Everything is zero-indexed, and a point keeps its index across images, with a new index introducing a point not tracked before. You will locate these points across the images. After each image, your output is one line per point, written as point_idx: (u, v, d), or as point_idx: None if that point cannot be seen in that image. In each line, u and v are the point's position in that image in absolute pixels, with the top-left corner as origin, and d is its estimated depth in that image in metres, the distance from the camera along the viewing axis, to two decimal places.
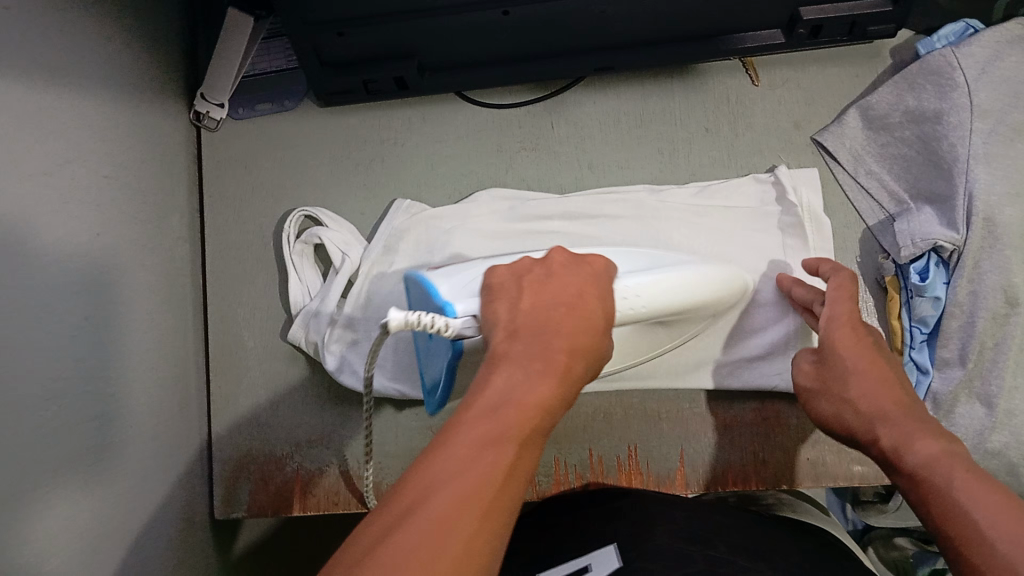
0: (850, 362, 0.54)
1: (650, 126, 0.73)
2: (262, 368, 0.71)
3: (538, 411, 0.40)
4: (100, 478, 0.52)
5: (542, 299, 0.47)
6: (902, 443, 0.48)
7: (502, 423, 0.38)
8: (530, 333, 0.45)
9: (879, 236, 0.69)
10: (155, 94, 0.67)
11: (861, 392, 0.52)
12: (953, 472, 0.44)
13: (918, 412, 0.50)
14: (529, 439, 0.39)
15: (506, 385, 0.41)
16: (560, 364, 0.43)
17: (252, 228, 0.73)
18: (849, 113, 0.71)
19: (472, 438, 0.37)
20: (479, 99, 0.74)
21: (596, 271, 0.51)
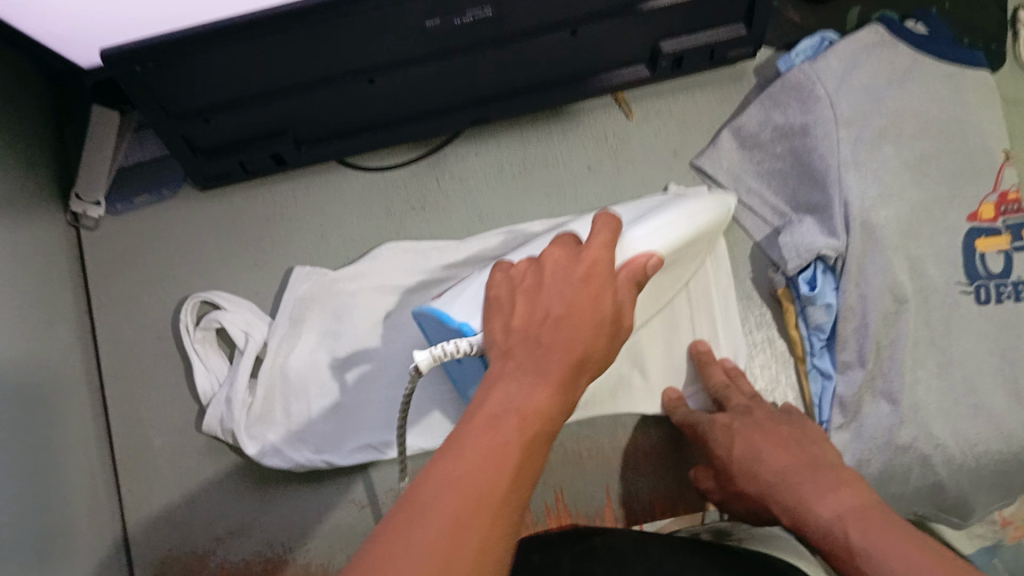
0: (727, 452, 0.58)
1: (533, 170, 0.73)
2: (172, 465, 0.69)
3: (541, 420, 0.38)
4: None
5: (536, 307, 0.44)
6: (804, 509, 0.51)
7: (504, 433, 0.36)
8: (523, 345, 0.42)
9: (767, 250, 0.71)
10: (29, 202, 0.66)
11: (747, 466, 0.57)
12: (852, 532, 0.46)
13: (805, 467, 0.53)
14: (529, 455, 0.37)
15: (506, 396, 0.38)
16: (561, 372, 0.40)
17: (146, 323, 0.71)
18: (723, 136, 0.72)
19: (475, 449, 0.36)
20: (357, 164, 0.74)
21: (595, 254, 0.46)
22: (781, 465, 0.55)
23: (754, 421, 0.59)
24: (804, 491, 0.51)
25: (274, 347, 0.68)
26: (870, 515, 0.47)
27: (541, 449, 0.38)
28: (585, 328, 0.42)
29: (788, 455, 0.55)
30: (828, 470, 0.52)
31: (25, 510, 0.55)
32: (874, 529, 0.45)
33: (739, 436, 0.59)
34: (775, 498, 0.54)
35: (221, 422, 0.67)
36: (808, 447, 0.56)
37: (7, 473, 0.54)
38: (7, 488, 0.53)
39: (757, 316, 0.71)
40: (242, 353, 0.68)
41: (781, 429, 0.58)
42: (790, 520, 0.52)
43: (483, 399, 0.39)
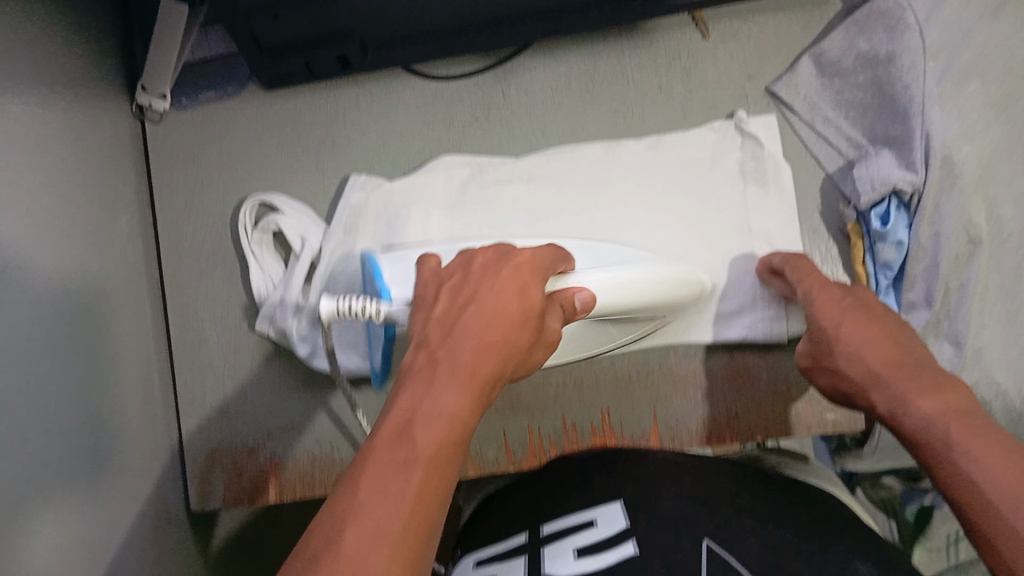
0: (833, 328, 0.55)
1: (601, 89, 0.71)
2: (225, 361, 0.70)
3: (453, 423, 0.39)
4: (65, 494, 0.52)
5: (458, 297, 0.47)
6: (899, 407, 0.48)
7: (415, 443, 0.37)
8: (441, 345, 0.43)
9: (839, 183, 0.69)
10: (95, 90, 0.66)
11: (846, 350, 0.54)
12: (954, 429, 0.44)
13: (906, 364, 0.51)
14: (444, 455, 0.38)
15: (416, 401, 0.39)
16: (467, 369, 0.42)
17: (204, 220, 0.72)
18: (802, 62, 0.70)
19: (392, 457, 0.36)
20: (424, 71, 0.72)
21: (522, 261, 0.49)
22: (885, 356, 0.52)
23: (863, 311, 0.55)
24: (905, 386, 0.49)
25: (332, 253, 0.68)
26: (968, 419, 0.44)
27: (454, 443, 0.39)
28: (499, 328, 0.45)
29: (893, 346, 0.52)
30: (930, 369, 0.49)
31: (78, 391, 0.55)
32: (970, 428, 0.44)
33: (850, 321, 0.55)
34: (873, 386, 0.51)
35: (272, 322, 0.68)
36: (912, 344, 0.53)
37: (63, 355, 0.54)
38: (62, 368, 0.54)
39: (823, 252, 0.69)
40: (298, 258, 0.68)
41: (886, 320, 0.55)
42: (887, 410, 0.50)
43: (394, 405, 0.40)
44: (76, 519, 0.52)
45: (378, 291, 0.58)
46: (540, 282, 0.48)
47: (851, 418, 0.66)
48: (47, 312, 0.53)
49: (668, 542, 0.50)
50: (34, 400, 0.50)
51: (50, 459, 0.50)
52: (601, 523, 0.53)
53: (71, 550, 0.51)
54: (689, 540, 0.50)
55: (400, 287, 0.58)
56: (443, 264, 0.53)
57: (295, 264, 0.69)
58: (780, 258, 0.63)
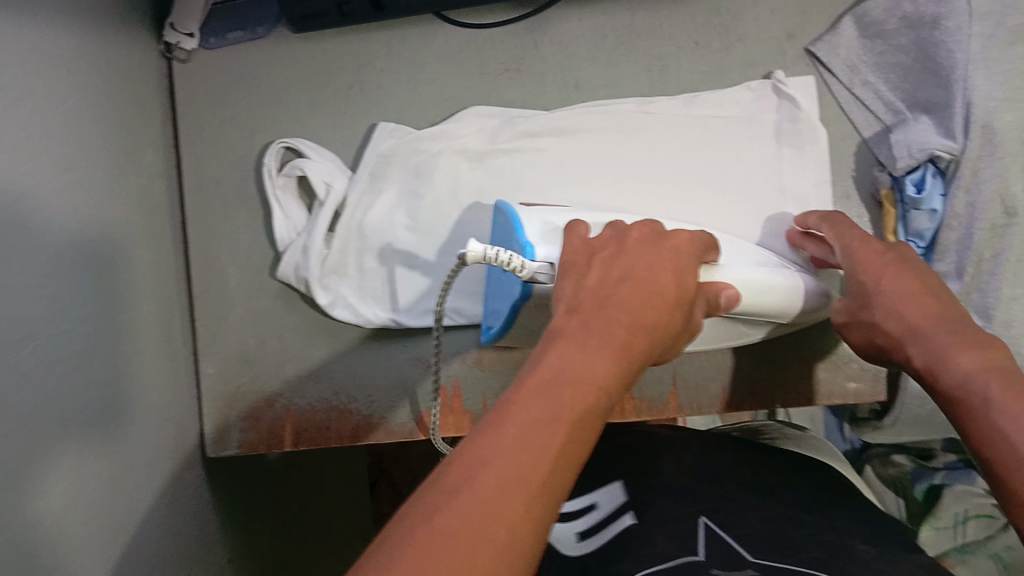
0: (875, 283, 0.54)
1: (636, 43, 0.70)
2: (247, 305, 0.70)
3: (598, 388, 0.37)
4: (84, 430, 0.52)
5: (614, 270, 0.45)
6: (938, 364, 0.48)
7: (563, 399, 0.35)
8: (593, 310, 0.42)
9: (875, 149, 0.67)
10: (123, 25, 0.65)
11: (886, 305, 0.53)
12: (991, 388, 0.44)
13: (949, 320, 0.50)
14: (589, 417, 0.36)
15: (566, 360, 0.38)
16: (619, 339, 0.40)
17: (230, 162, 0.71)
18: (843, 22, 0.68)
19: (541, 409, 0.34)
20: (456, 19, 0.71)
21: (675, 244, 0.48)
22: (925, 310, 0.52)
23: (903, 264, 0.55)
24: (946, 341, 0.49)
25: (357, 201, 0.68)
26: (1010, 378, 0.44)
27: (599, 408, 0.37)
28: (651, 303, 0.43)
29: (934, 304, 0.52)
30: (973, 328, 0.49)
31: (99, 328, 0.55)
32: (1013, 388, 0.44)
33: (891, 272, 0.54)
34: (909, 340, 0.51)
35: (296, 268, 0.67)
36: (951, 302, 0.52)
37: (85, 291, 0.54)
38: (84, 304, 0.53)
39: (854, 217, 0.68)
40: (322, 204, 0.67)
41: (926, 275, 0.54)
42: (924, 365, 0.50)
43: (541, 359, 0.38)
44: (96, 455, 0.52)
45: (520, 247, 0.53)
46: (694, 270, 0.47)
47: (872, 389, 0.66)
48: (69, 247, 0.53)
49: (663, 514, 0.50)
50: (55, 335, 0.50)
51: (70, 393, 0.50)
52: (601, 505, 0.53)
53: (90, 486, 0.51)
54: (688, 513, 0.49)
55: (546, 247, 0.53)
56: (592, 232, 0.51)
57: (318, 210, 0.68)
58: (815, 219, 0.61)
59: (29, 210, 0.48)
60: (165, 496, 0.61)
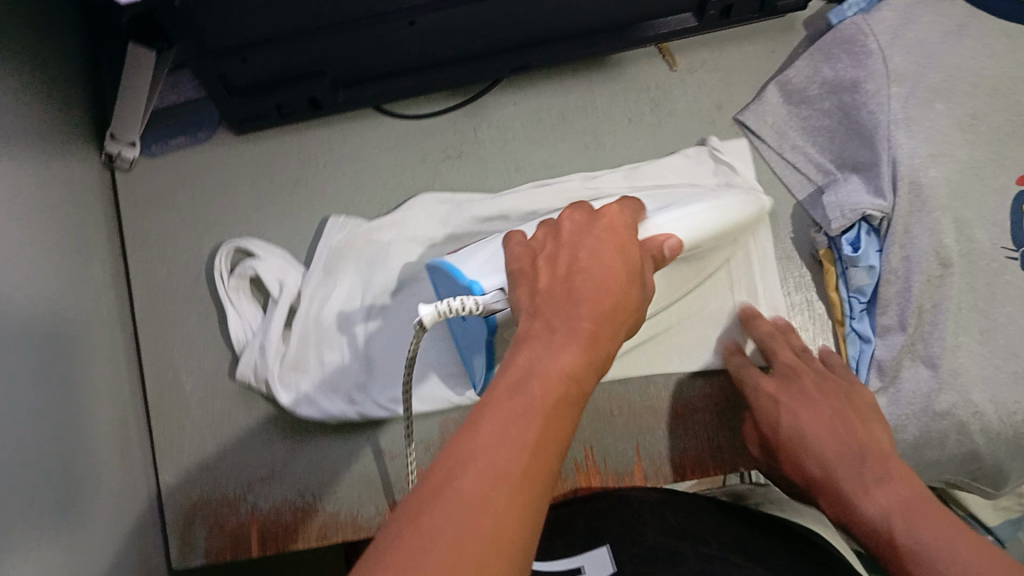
0: (773, 425, 0.60)
1: (572, 121, 0.72)
2: (203, 410, 0.69)
3: (564, 378, 0.38)
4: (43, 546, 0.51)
5: (562, 262, 0.46)
6: (851, 506, 0.54)
7: (528, 397, 0.36)
8: (552, 309, 0.43)
9: (810, 210, 0.69)
10: (65, 139, 0.65)
11: (793, 449, 0.59)
12: (899, 529, 0.50)
13: (855, 454, 0.56)
14: (566, 409, 0.37)
15: (530, 360, 0.39)
16: (585, 333, 0.41)
17: (178, 268, 0.71)
18: (769, 90, 0.70)
19: (493, 416, 0.35)
20: (394, 111, 0.73)
21: (611, 220, 0.49)
22: (830, 444, 0.58)
23: (802, 399, 0.61)
24: (851, 484, 0.55)
25: (311, 296, 0.68)
26: (918, 511, 0.50)
27: (574, 399, 0.38)
28: (609, 286, 0.44)
29: (835, 438, 0.58)
30: (879, 457, 0.55)
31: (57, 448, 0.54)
32: (916, 523, 0.49)
33: (792, 406, 0.61)
34: (823, 492, 0.57)
35: (252, 371, 0.67)
36: (865, 427, 0.58)
37: (41, 410, 0.53)
38: (42, 424, 0.53)
39: (796, 277, 0.69)
40: (277, 302, 0.67)
41: (839, 403, 0.60)
42: (838, 516, 0.55)
43: (524, 359, 0.39)
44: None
45: (467, 284, 0.52)
46: (635, 240, 0.48)
47: None
48: (25, 366, 0.52)
49: None
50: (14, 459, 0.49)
51: (31, 513, 0.50)
52: (589, 569, 0.52)
53: None
54: None
55: (493, 275, 0.52)
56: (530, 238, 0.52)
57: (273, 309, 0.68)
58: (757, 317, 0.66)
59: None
60: None
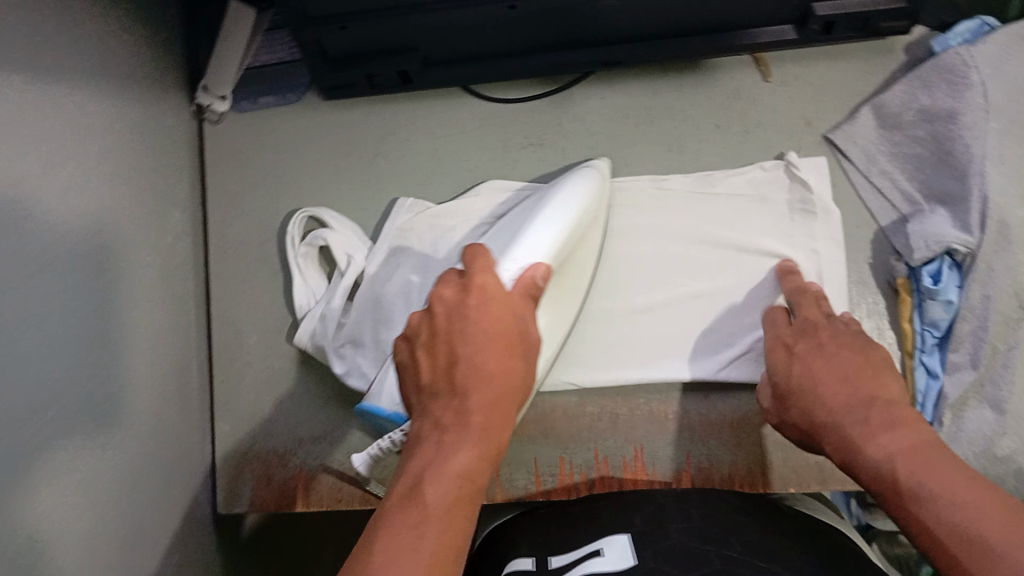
0: (787, 381, 0.58)
1: (658, 122, 0.71)
2: (263, 366, 0.70)
3: (457, 480, 0.42)
4: (95, 481, 0.52)
5: (453, 337, 0.49)
6: (855, 453, 0.51)
7: (422, 504, 0.41)
8: (448, 400, 0.46)
9: (891, 236, 0.67)
10: (157, 86, 0.67)
11: (804, 400, 0.56)
12: (921, 482, 0.46)
13: (861, 403, 0.53)
14: (461, 508, 0.42)
15: (428, 466, 0.43)
16: (478, 425, 0.45)
17: (254, 224, 0.72)
18: (862, 111, 0.69)
19: (390, 528, 0.40)
20: (480, 92, 0.73)
21: (483, 289, 0.51)
22: (833, 387, 0.56)
23: (816, 349, 0.59)
24: (855, 429, 0.52)
25: (373, 274, 0.69)
26: (922, 457, 0.48)
27: (467, 499, 0.42)
28: (487, 360, 0.47)
29: (841, 381, 0.56)
30: (884, 407, 0.52)
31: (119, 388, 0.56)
32: (930, 471, 0.47)
33: (800, 366, 0.58)
34: (826, 434, 0.54)
35: (312, 339, 0.67)
36: (878, 376, 0.56)
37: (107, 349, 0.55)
38: (105, 365, 0.54)
39: (869, 303, 0.67)
40: (343, 275, 0.68)
41: (857, 352, 0.58)
42: (841, 453, 0.53)
43: (417, 462, 0.44)
44: (109, 517, 0.53)
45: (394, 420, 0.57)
46: (520, 318, 0.51)
47: None
48: (94, 307, 0.54)
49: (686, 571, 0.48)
50: (74, 399, 0.50)
51: (83, 452, 0.51)
52: (606, 553, 0.53)
53: (99, 543, 0.51)
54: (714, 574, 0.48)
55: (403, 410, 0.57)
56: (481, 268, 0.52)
57: (339, 281, 0.68)
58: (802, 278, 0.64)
59: (54, 274, 0.49)
60: (174, 551, 0.61)
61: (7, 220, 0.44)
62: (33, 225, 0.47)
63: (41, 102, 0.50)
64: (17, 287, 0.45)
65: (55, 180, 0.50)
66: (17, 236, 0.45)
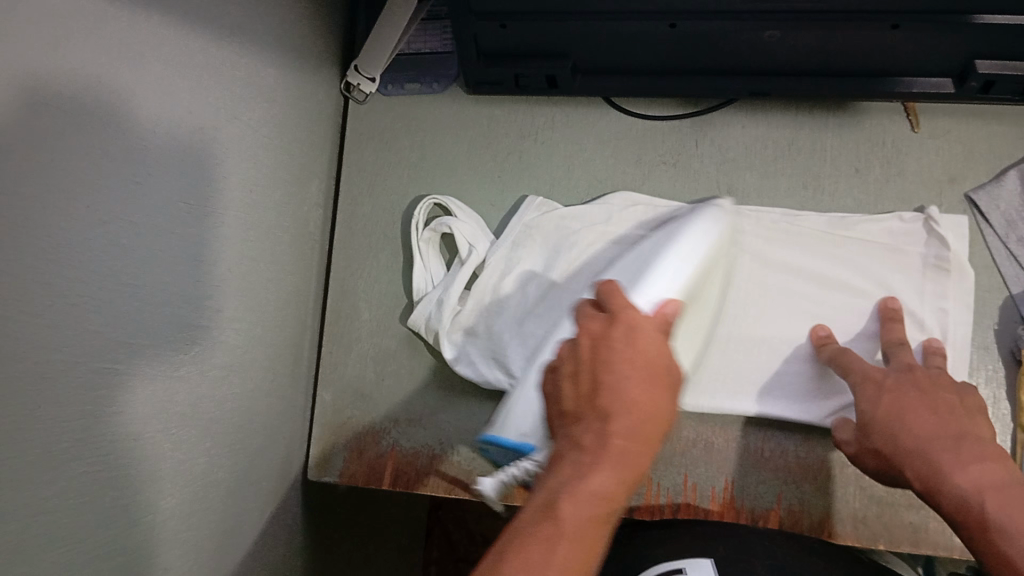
0: (869, 408, 0.57)
1: (797, 158, 0.71)
2: (372, 342, 0.72)
3: (599, 503, 0.38)
4: (202, 425, 0.54)
5: (600, 358, 0.42)
6: (939, 479, 0.50)
7: (564, 517, 0.37)
8: (591, 424, 0.40)
9: (1021, 305, 0.65)
10: (312, 60, 0.69)
11: (885, 428, 0.55)
12: (992, 509, 0.46)
13: (949, 436, 0.52)
14: (598, 528, 0.37)
15: (566, 490, 0.38)
16: (620, 448, 0.39)
17: (382, 204, 0.74)
18: (1009, 175, 0.68)
19: (534, 539, 0.36)
20: (624, 107, 0.74)
21: (633, 318, 0.44)
22: (924, 420, 0.54)
23: (908, 383, 0.57)
24: (943, 459, 0.51)
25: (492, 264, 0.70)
26: (1007, 491, 0.47)
27: (603, 526, 0.38)
28: (648, 382, 0.41)
29: (933, 418, 0.54)
30: (974, 442, 0.51)
31: (228, 341, 0.58)
32: (1011, 501, 0.46)
33: (890, 397, 0.57)
34: (910, 461, 0.53)
35: (426, 321, 0.69)
36: (966, 414, 0.54)
37: (224, 301, 0.57)
38: (220, 316, 0.56)
39: (989, 370, 0.65)
40: (463, 263, 0.69)
41: (934, 388, 0.56)
42: (921, 484, 0.52)
43: (550, 485, 0.39)
44: (202, 461, 0.55)
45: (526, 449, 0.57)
46: (662, 344, 0.43)
47: None
48: (222, 263, 0.56)
49: None
50: (186, 343, 0.52)
51: (196, 397, 0.53)
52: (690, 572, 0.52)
53: (195, 487, 0.54)
54: None
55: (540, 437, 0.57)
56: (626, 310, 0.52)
57: (457, 269, 0.70)
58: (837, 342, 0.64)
59: (189, 221, 0.51)
60: (262, 506, 0.64)
61: (154, 172, 0.47)
62: (176, 170, 0.49)
63: (203, 56, 0.52)
64: (151, 227, 0.47)
65: (207, 139, 0.53)
66: (163, 185, 0.48)
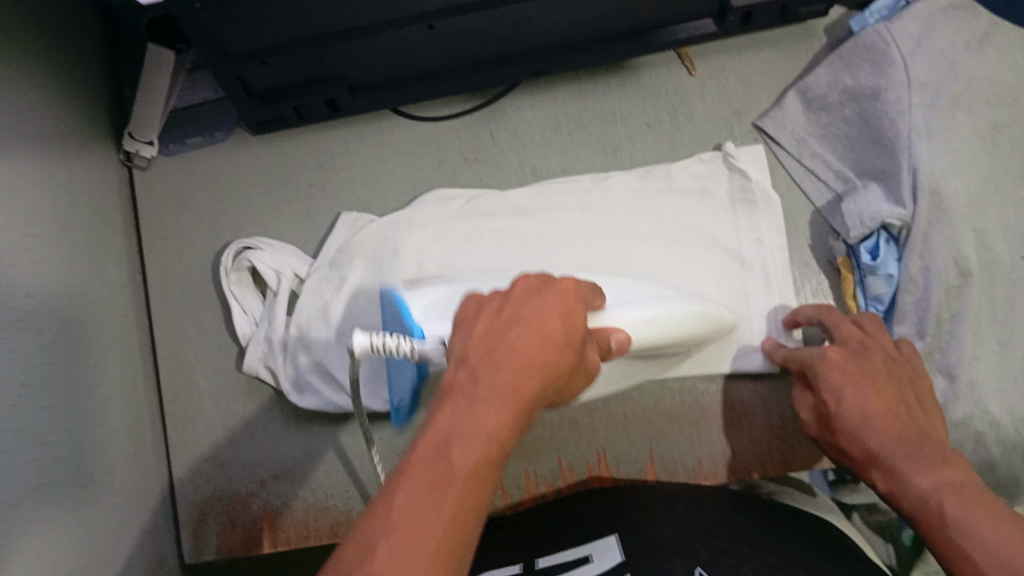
0: (835, 398, 0.53)
1: (589, 126, 0.72)
2: (217, 408, 0.69)
3: (485, 441, 0.36)
4: (63, 537, 0.50)
5: (511, 308, 0.41)
6: (900, 482, 0.47)
7: (443, 465, 0.34)
8: (487, 358, 0.39)
9: (829, 217, 0.68)
10: (82, 135, 0.65)
11: (852, 426, 0.51)
12: (952, 508, 0.43)
13: (914, 437, 0.49)
14: (483, 471, 0.35)
15: (447, 426, 0.36)
16: (510, 389, 0.38)
17: (194, 265, 0.71)
18: (788, 97, 0.70)
19: (423, 482, 0.34)
20: (414, 113, 0.73)
21: (563, 287, 0.43)
22: (881, 421, 0.50)
23: (865, 370, 0.53)
24: (906, 463, 0.47)
25: (308, 286, 0.68)
26: (972, 493, 0.43)
27: (490, 467, 0.36)
28: (544, 357, 0.39)
29: (895, 416, 0.50)
30: (935, 445, 0.47)
31: (64, 436, 0.53)
32: (969, 503, 0.43)
33: (856, 378, 0.53)
34: (874, 464, 0.49)
35: (262, 364, 0.67)
36: (916, 412, 0.51)
37: (46, 396, 0.52)
38: (48, 414, 0.51)
39: (814, 284, 0.67)
40: (276, 293, 0.67)
41: (885, 375, 0.53)
42: (888, 488, 0.48)
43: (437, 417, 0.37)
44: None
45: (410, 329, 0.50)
46: (584, 309, 0.43)
47: None
48: (44, 364, 0.52)
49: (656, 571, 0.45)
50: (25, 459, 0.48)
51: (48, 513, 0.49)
52: (597, 559, 0.49)
53: None
54: (681, 565, 0.45)
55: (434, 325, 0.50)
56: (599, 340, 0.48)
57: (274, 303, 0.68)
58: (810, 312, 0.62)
59: None
60: None
61: None
62: None
63: None
64: None
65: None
66: None
